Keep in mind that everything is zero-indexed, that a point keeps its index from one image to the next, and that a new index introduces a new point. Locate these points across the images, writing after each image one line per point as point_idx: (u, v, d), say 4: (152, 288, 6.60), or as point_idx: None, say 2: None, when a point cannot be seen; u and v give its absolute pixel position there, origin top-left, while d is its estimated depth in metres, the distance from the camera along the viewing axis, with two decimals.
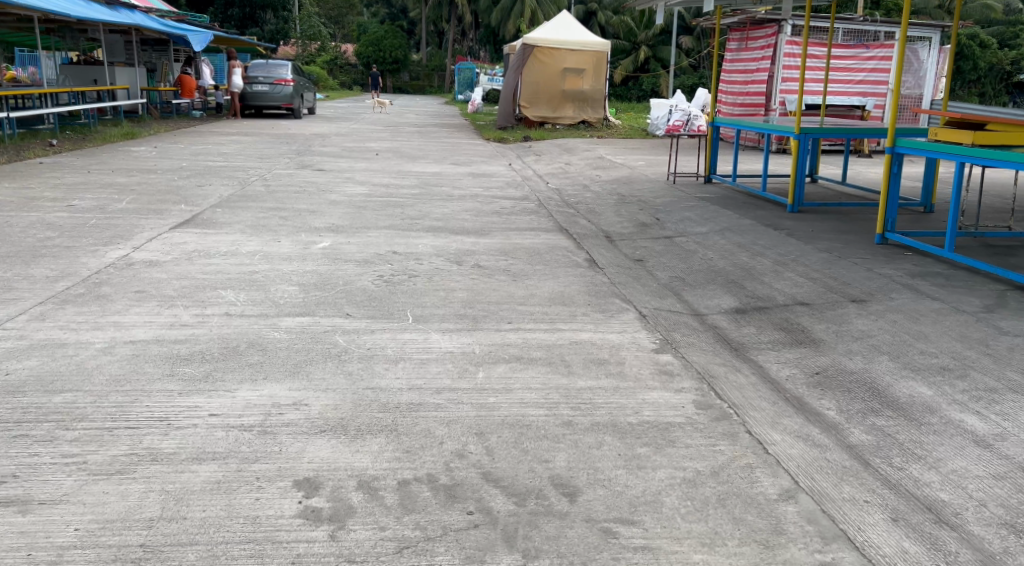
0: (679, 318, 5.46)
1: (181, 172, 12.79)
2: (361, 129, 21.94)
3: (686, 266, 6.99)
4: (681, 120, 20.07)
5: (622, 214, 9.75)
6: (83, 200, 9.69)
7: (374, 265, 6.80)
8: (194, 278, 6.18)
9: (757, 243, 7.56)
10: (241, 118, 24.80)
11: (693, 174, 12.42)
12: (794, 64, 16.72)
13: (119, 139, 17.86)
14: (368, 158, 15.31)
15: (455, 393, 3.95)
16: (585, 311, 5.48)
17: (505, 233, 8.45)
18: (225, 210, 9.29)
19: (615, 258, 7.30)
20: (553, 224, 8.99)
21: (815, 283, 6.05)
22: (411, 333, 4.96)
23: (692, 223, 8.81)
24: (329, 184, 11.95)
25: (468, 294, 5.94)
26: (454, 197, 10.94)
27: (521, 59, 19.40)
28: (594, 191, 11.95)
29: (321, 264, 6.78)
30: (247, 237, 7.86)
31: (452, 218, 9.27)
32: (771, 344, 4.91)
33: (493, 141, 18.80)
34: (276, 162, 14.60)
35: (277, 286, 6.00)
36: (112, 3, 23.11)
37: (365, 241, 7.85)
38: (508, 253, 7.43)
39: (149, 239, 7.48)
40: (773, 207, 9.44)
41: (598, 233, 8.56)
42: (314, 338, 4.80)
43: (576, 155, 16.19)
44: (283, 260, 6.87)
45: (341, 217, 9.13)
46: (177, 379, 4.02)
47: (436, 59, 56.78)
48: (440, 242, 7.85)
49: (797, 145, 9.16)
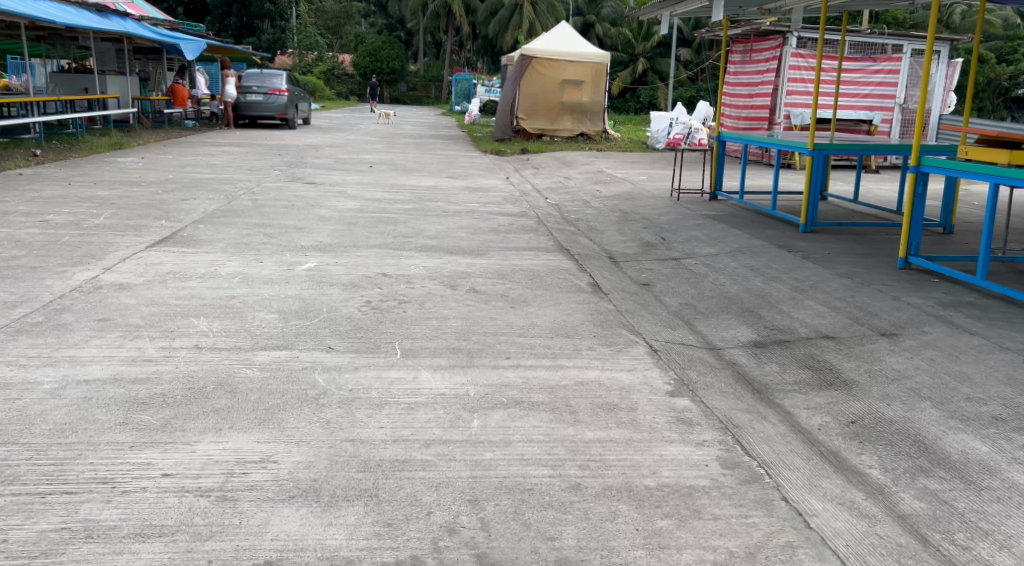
0: (693, 353, 4.99)
1: (166, 184, 12.34)
2: (356, 141, 21.51)
3: (696, 291, 6.53)
4: (682, 134, 19.73)
5: (625, 233, 9.29)
6: (58, 215, 9.22)
7: (362, 289, 6.33)
8: (166, 304, 5.70)
9: (771, 267, 7.10)
10: (234, 128, 24.35)
11: (697, 190, 11.97)
12: (800, 77, 16.33)
13: (106, 149, 17.41)
14: (361, 171, 14.88)
15: (447, 446, 3.48)
16: (591, 344, 5.02)
17: (502, 253, 7.99)
18: (208, 227, 8.84)
19: (619, 282, 6.83)
20: (553, 243, 8.54)
21: (839, 313, 5.59)
22: (399, 370, 4.48)
23: (699, 243, 8.35)
24: (320, 198, 11.49)
25: (462, 323, 5.47)
26: (449, 212, 10.50)
27: (519, 70, 19.03)
28: (594, 206, 11.49)
29: (305, 288, 6.32)
30: (228, 257, 7.39)
31: (447, 236, 8.80)
32: (797, 386, 4.45)
33: (490, 153, 18.37)
34: (266, 174, 14.14)
35: (256, 315, 5.53)
36: (103, 10, 22.67)
37: (355, 261, 7.39)
38: (506, 276, 6.96)
39: (122, 259, 7.01)
40: (784, 227, 9.00)
41: (600, 254, 8.10)
42: (292, 377, 4.33)
43: (575, 168, 15.76)
44: (265, 283, 6.40)
45: (329, 235, 8.66)
46: (131, 428, 3.54)
47: (433, 69, 56.48)
48: (433, 264, 7.39)
49: (811, 162, 8.73)
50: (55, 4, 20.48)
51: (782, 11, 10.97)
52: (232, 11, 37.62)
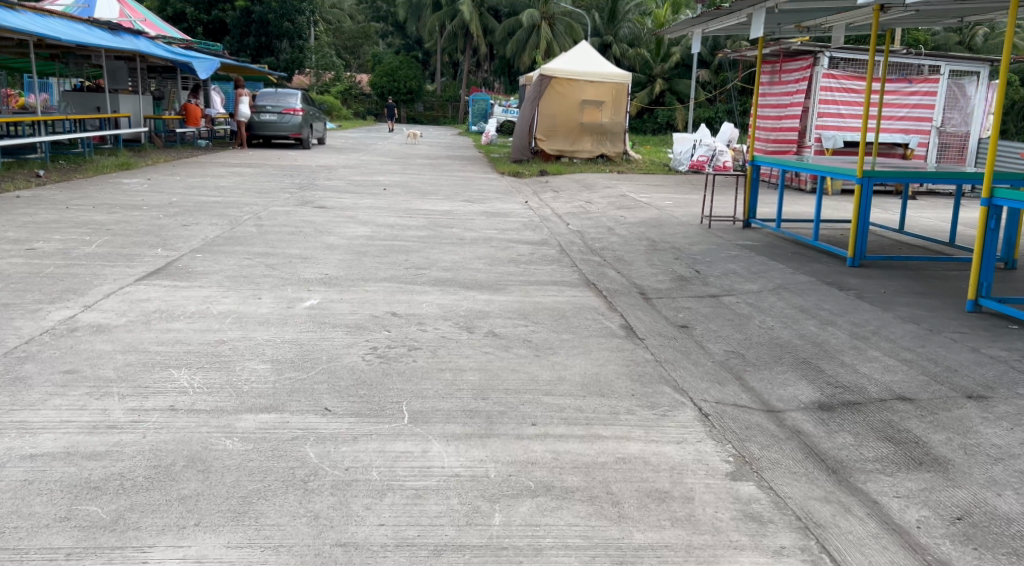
0: (750, 418, 4.27)
1: (170, 208, 11.78)
2: (370, 161, 20.94)
3: (742, 337, 5.81)
4: (706, 155, 19.09)
5: (655, 265, 8.59)
6: (48, 242, 8.66)
7: (367, 333, 5.65)
8: (144, 351, 5.05)
9: (824, 307, 6.39)
10: (248, 148, 23.85)
11: (729, 217, 11.26)
12: (831, 99, 15.61)
13: (113, 169, 16.89)
14: (374, 194, 14.26)
15: (462, 556, 2.87)
16: (630, 406, 4.31)
17: (523, 288, 7.31)
18: (206, 256, 8.24)
19: (656, 325, 6.13)
20: (578, 277, 7.86)
21: (913, 368, 4.86)
22: (407, 441, 3.78)
23: (738, 278, 7.64)
24: (330, 223, 10.86)
25: (480, 376, 4.77)
26: (465, 240, 9.87)
27: (538, 90, 18.42)
28: (620, 234, 10.81)
29: (305, 330, 5.65)
30: (223, 292, 6.76)
31: (462, 268, 8.14)
32: (880, 464, 3.71)
33: (507, 174, 17.74)
34: (275, 197, 13.54)
35: (246, 365, 4.86)
36: (116, 28, 22.26)
37: (363, 297, 6.73)
38: (528, 316, 6.28)
39: (106, 295, 6.41)
40: (829, 260, 8.29)
41: (631, 289, 7.41)
42: (279, 450, 3.65)
43: (596, 192, 15.08)
44: (260, 325, 5.74)
45: (336, 266, 8.01)
46: (72, 527, 2.95)
47: (450, 88, 55.92)
48: (448, 300, 6.72)
49: (861, 191, 8.00)
50: (65, 22, 20.01)
51: (821, 29, 10.27)
52: (251, 31, 37.41)
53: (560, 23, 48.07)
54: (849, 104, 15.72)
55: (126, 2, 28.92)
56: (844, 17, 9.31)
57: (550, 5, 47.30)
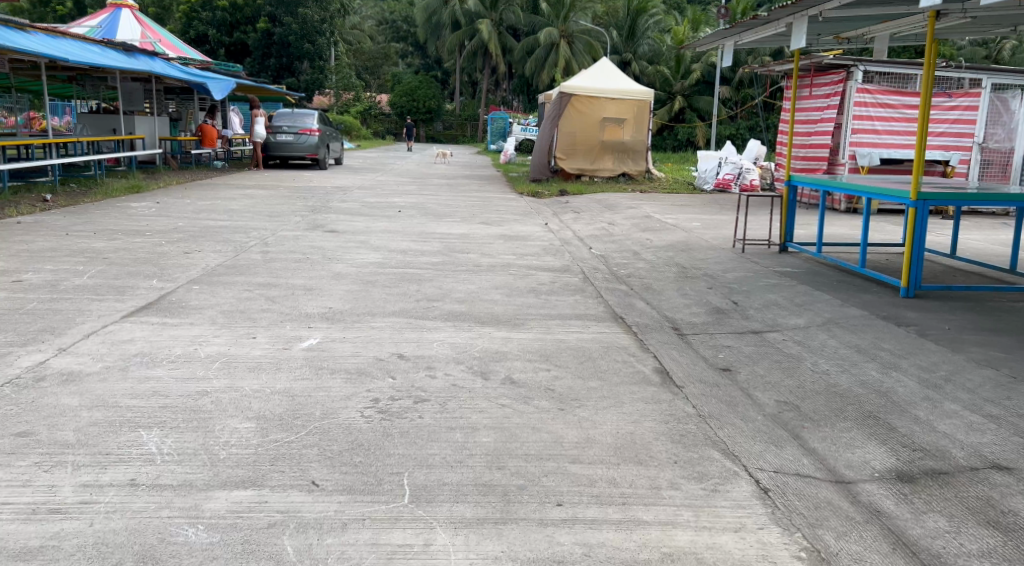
0: (819, 492, 3.62)
1: (174, 234, 11.22)
2: (387, 182, 20.40)
3: (794, 385, 5.15)
4: (732, 174, 18.45)
5: (688, 295, 7.94)
6: (38, 273, 8.09)
7: (369, 381, 5.00)
8: (113, 406, 4.43)
9: (883, 348, 5.73)
10: (264, 169, 23.32)
11: (763, 240, 10.59)
12: (866, 114, 14.86)
13: (124, 192, 16.40)
14: (388, 217, 13.69)
15: None
16: (674, 478, 3.65)
17: (543, 323, 6.65)
18: (203, 288, 7.65)
19: (696, 369, 5.48)
20: (604, 309, 7.21)
21: (1003, 428, 4.19)
22: (409, 529, 3.18)
23: (781, 311, 6.98)
24: (340, 249, 10.28)
25: (496, 438, 4.10)
26: (482, 266, 9.25)
27: (557, 109, 17.86)
28: (647, 259, 10.14)
29: (299, 379, 5.02)
30: (216, 331, 6.15)
31: (478, 299, 7.49)
32: (988, 562, 3.08)
33: (526, 195, 17.09)
34: (286, 221, 12.99)
35: (227, 425, 4.23)
36: (131, 49, 21.82)
37: (368, 335, 6.10)
38: (550, 358, 5.62)
39: (85, 336, 5.82)
40: (879, 290, 7.61)
41: (663, 324, 6.75)
42: (250, 542, 3.09)
43: (619, 212, 14.44)
44: (248, 372, 5.11)
45: (341, 298, 7.39)
46: None
47: (468, 107, 55.50)
48: (461, 339, 6.07)
49: (914, 215, 7.34)
50: (79, 43, 19.58)
51: (863, 40, 9.61)
52: (272, 52, 37.32)
53: (579, 42, 47.61)
54: (884, 119, 14.96)
55: (146, 23, 28.66)
56: (890, 26, 8.66)
57: (568, 24, 47.27)
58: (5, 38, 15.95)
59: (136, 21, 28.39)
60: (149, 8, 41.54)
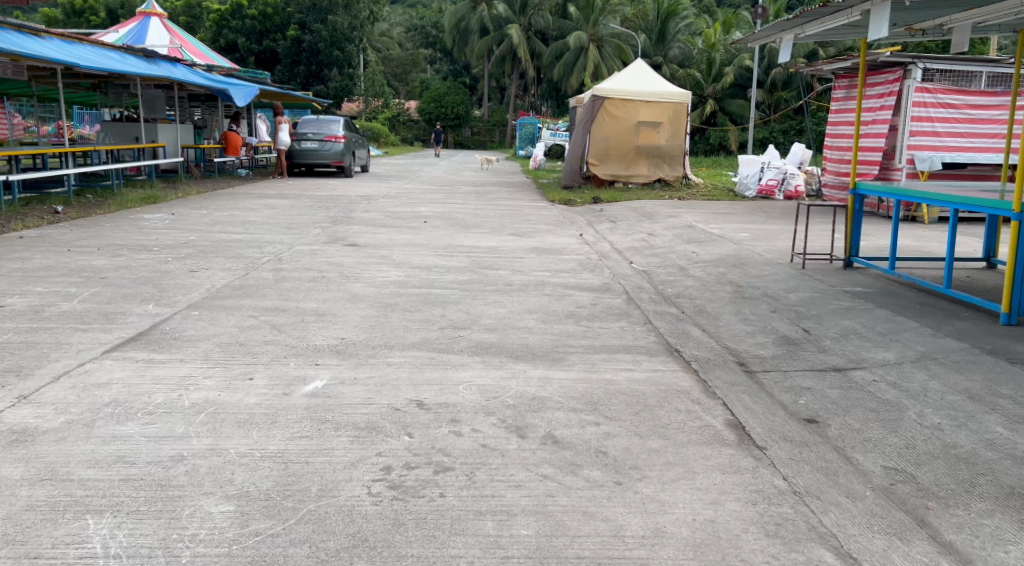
0: None
1: (183, 249, 10.39)
2: (413, 190, 19.51)
3: (903, 445, 4.27)
4: (776, 180, 17.38)
5: (749, 321, 7.03)
6: (24, 298, 7.26)
7: (380, 440, 4.11)
8: (60, 481, 3.56)
9: (1001, 396, 4.86)
10: (287, 177, 22.50)
11: (824, 253, 9.67)
12: (925, 116, 13.75)
13: (140, 203, 15.66)
14: (413, 228, 12.84)
15: None
16: None
17: (587, 357, 5.74)
18: (203, 315, 6.78)
19: (776, 424, 4.61)
20: (657, 339, 6.31)
21: None
22: None
23: (865, 344, 6.10)
24: (359, 266, 9.43)
25: (538, 531, 3.27)
26: (515, 285, 8.34)
27: (590, 113, 16.93)
28: (696, 275, 9.20)
29: (297, 438, 4.13)
30: (207, 370, 5.27)
31: (510, 327, 6.56)
32: None
33: (558, 202, 16.16)
34: (305, 234, 12.17)
35: (198, 508, 3.37)
36: (151, 56, 21.03)
37: (384, 375, 5.22)
38: (600, 406, 4.73)
39: (53, 381, 4.94)
40: (974, 317, 6.69)
41: (729, 359, 5.84)
42: None
43: (658, 222, 13.49)
44: (236, 430, 4.23)
45: (356, 326, 6.50)
46: None
47: (496, 112, 54.73)
48: (493, 380, 5.18)
49: (1017, 230, 6.33)
50: (96, 49, 18.73)
51: (938, 32, 8.63)
52: (301, 60, 36.81)
53: (609, 45, 46.66)
54: (945, 120, 13.82)
55: (174, 30, 28.10)
56: (976, 14, 7.66)
57: (597, 28, 46.50)
58: (15, 43, 15.14)
59: (165, 28, 27.86)
60: (178, 16, 41.19)
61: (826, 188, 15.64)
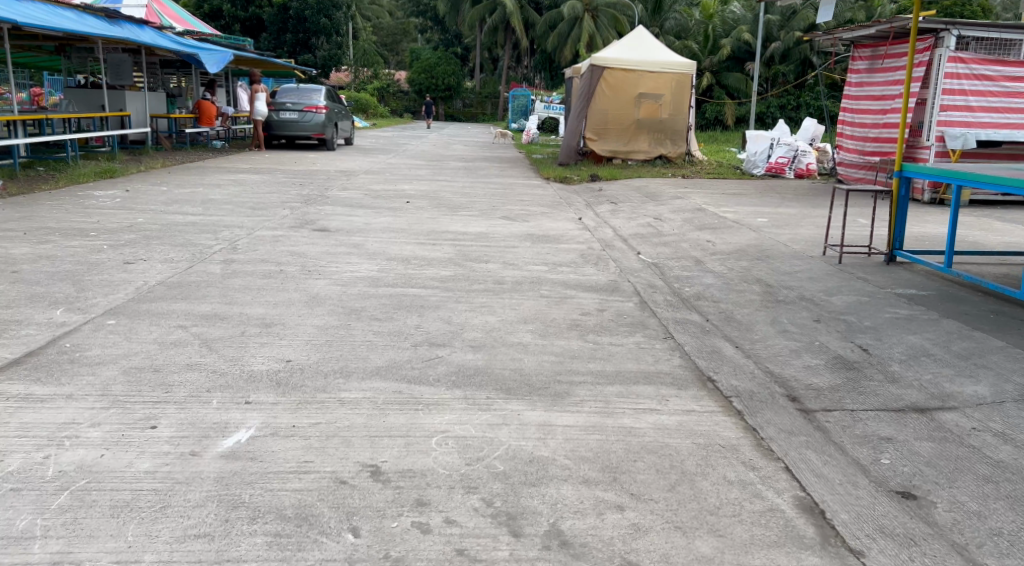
0: None
1: (126, 234, 9.02)
2: (397, 165, 18.12)
3: None
4: (786, 157, 16.06)
5: (790, 334, 5.78)
6: None
7: (308, 545, 2.89)
8: None
9: None
10: (265, 150, 20.99)
11: (862, 246, 8.43)
12: (958, 88, 12.42)
13: (93, 178, 14.27)
14: (392, 209, 11.50)
15: None
16: None
17: (597, 391, 4.46)
18: (119, 326, 5.46)
19: (865, 502, 3.37)
20: (683, 362, 5.04)
21: None
22: None
23: (945, 373, 4.85)
24: (325, 256, 8.13)
25: None
26: (505, 284, 7.04)
27: (588, 84, 15.59)
28: (716, 271, 7.90)
29: (188, 540, 2.90)
30: (97, 414, 3.96)
31: (499, 343, 5.28)
32: None
33: (553, 180, 14.84)
34: (271, 215, 10.81)
35: None
36: (114, 15, 19.27)
37: (333, 422, 3.92)
38: (623, 473, 3.48)
39: None
40: None
41: (780, 395, 4.57)
42: None
43: (664, 203, 12.19)
44: (108, 522, 2.99)
45: (308, 343, 5.20)
46: None
47: (489, 84, 53.10)
48: (477, 428, 3.90)
49: None
50: (50, 7, 17.01)
51: None
52: (288, 27, 35.03)
53: (605, 15, 45.04)
54: (980, 94, 12.50)
55: None
56: None
57: None
58: None
59: None
60: None
61: (843, 168, 14.37)
